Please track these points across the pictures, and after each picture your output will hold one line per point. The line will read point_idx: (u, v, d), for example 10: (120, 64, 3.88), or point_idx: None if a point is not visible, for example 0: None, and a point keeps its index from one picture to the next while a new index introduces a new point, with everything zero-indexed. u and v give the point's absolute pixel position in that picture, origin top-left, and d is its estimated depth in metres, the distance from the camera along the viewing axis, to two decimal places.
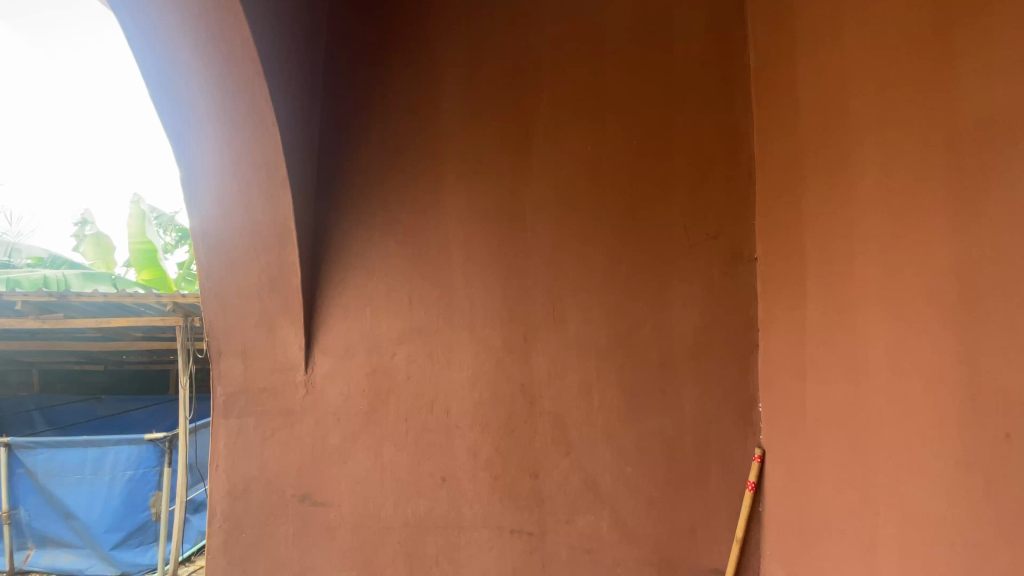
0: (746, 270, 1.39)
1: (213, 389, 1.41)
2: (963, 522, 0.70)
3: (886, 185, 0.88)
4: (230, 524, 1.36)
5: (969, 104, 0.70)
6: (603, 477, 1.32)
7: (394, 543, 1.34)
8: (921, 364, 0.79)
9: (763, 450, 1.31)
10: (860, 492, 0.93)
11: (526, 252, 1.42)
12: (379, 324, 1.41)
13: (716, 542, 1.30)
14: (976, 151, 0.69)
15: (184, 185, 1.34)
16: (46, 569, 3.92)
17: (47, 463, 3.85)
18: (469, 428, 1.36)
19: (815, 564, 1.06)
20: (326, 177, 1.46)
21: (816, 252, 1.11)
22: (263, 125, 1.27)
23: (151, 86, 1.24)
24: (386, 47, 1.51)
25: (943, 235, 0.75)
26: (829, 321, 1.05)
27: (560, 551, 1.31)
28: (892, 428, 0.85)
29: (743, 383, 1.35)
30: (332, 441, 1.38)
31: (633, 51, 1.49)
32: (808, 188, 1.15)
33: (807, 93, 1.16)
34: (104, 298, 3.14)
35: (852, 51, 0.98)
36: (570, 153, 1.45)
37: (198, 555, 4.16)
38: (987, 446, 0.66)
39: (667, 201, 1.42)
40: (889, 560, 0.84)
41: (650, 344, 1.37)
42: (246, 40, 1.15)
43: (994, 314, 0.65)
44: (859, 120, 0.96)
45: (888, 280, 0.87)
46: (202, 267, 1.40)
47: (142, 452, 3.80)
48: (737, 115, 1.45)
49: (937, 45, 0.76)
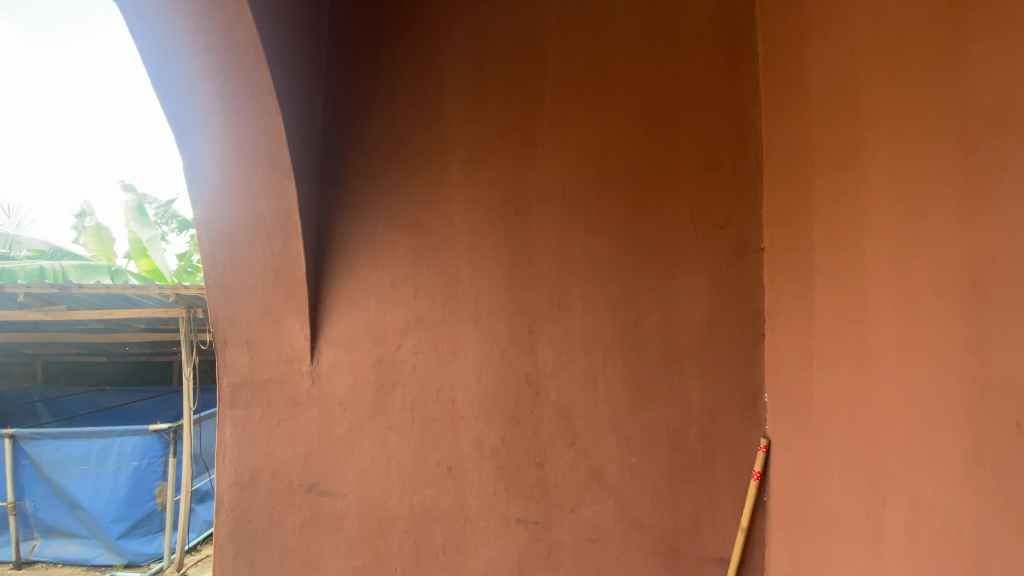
0: (753, 261, 1.38)
1: (219, 379, 1.41)
2: (971, 512, 0.70)
3: (897, 175, 0.87)
4: (238, 513, 1.38)
5: (983, 90, 0.69)
6: (609, 467, 1.33)
7: (401, 532, 1.35)
8: (930, 353, 0.78)
9: (768, 440, 1.31)
10: (867, 482, 0.93)
11: (531, 243, 1.42)
12: (385, 315, 1.41)
13: (721, 531, 1.31)
14: (988, 139, 0.68)
15: (187, 176, 1.34)
16: (53, 559, 3.98)
17: (51, 455, 3.88)
18: (475, 418, 1.36)
19: (821, 553, 1.06)
20: (330, 168, 1.45)
21: (824, 242, 1.10)
22: (266, 113, 1.25)
23: (153, 74, 1.23)
24: (389, 35, 1.49)
25: (955, 225, 0.74)
26: (837, 312, 1.05)
27: (566, 541, 1.32)
28: (900, 417, 0.85)
29: (749, 374, 1.35)
30: (338, 431, 1.38)
31: (639, 38, 1.47)
32: (817, 178, 1.14)
33: (816, 81, 1.15)
34: (108, 289, 3.13)
35: (863, 37, 0.97)
36: (576, 142, 1.44)
37: (203, 545, 4.20)
38: (996, 436, 0.66)
39: (673, 192, 1.41)
40: (896, 550, 0.85)
41: (656, 334, 1.37)
42: (249, 27, 1.13)
43: (1006, 304, 0.65)
44: (870, 107, 0.95)
45: (898, 269, 0.87)
46: (206, 258, 1.39)
47: (146, 443, 3.82)
48: (744, 103, 1.44)
49: (952, 30, 0.75)
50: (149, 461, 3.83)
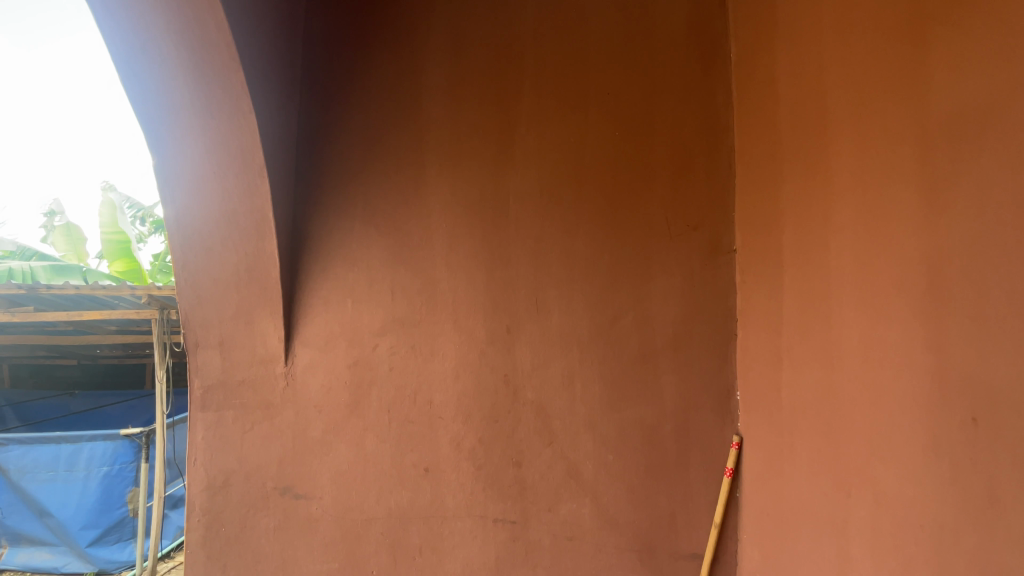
0: (725, 262, 1.41)
1: (189, 382, 1.38)
2: (931, 504, 0.72)
3: (861, 179, 0.90)
4: (210, 517, 1.35)
5: (940, 99, 0.71)
6: (585, 465, 1.34)
7: (378, 534, 1.33)
8: (890, 352, 0.81)
9: (740, 437, 1.33)
10: (833, 477, 0.95)
11: (508, 242, 1.42)
12: (361, 315, 1.40)
13: (695, 528, 1.32)
14: (947, 145, 0.70)
15: (158, 175, 1.31)
16: (20, 567, 3.84)
17: (18, 461, 3.74)
18: (453, 419, 1.36)
19: (791, 547, 1.09)
20: (305, 167, 1.43)
21: (793, 243, 1.13)
22: (239, 112, 1.24)
23: (119, 67, 1.19)
24: (366, 34, 1.47)
25: (914, 229, 0.77)
26: (806, 311, 1.07)
27: (542, 539, 1.32)
28: (864, 414, 0.87)
29: (722, 373, 1.37)
30: (313, 433, 1.36)
31: (615, 41, 1.49)
32: (787, 181, 1.16)
33: (786, 86, 1.17)
34: (76, 290, 3.01)
35: (829, 44, 0.99)
36: (554, 142, 1.45)
37: (177, 551, 4.10)
38: (954, 431, 0.69)
39: (649, 192, 1.43)
40: (860, 542, 0.87)
41: (632, 334, 1.38)
42: (221, 23, 1.11)
43: (962, 304, 0.67)
44: (835, 111, 0.98)
45: (862, 268, 0.89)
46: (177, 259, 1.36)
47: (117, 448, 3.72)
48: (717, 107, 1.46)
49: (913, 40, 0.77)
50: (121, 466, 3.74)
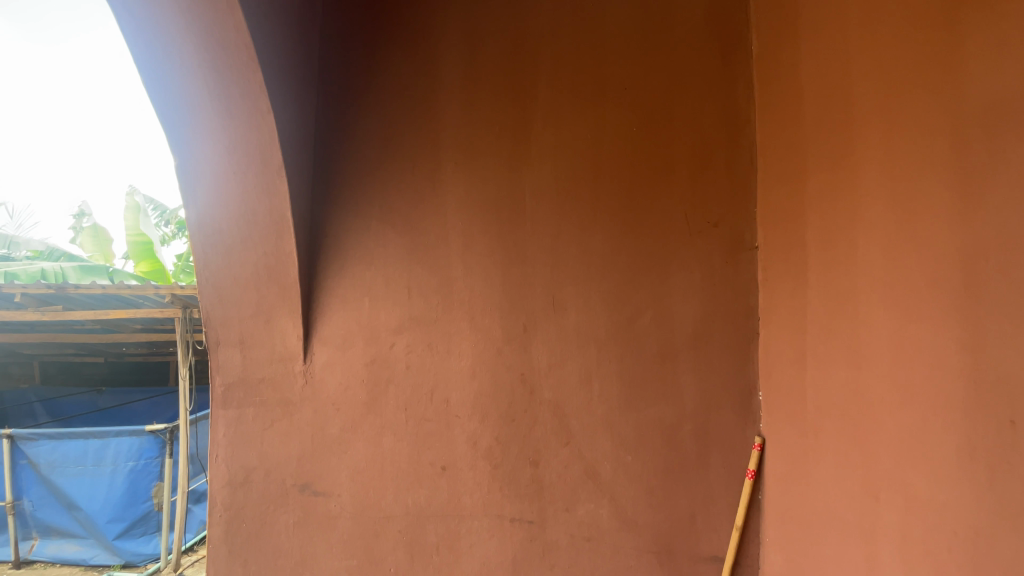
0: (747, 259, 1.38)
1: (212, 379, 1.41)
2: (966, 509, 0.69)
3: (891, 173, 0.86)
4: (232, 513, 1.37)
5: (976, 87, 0.68)
6: (603, 465, 1.32)
7: (396, 531, 1.34)
8: (923, 351, 0.78)
9: (763, 438, 1.30)
10: (861, 480, 0.92)
11: (524, 239, 1.41)
12: (378, 313, 1.41)
13: (716, 530, 1.30)
14: (983, 135, 0.67)
15: (180, 176, 1.33)
16: (52, 558, 3.99)
17: (49, 455, 3.88)
18: (469, 417, 1.36)
19: (816, 551, 1.06)
20: (323, 167, 1.45)
21: (818, 240, 1.10)
22: (257, 112, 1.25)
23: (142, 71, 1.22)
24: (382, 34, 1.48)
25: (948, 223, 0.73)
26: (832, 310, 1.04)
27: (560, 540, 1.31)
28: (895, 416, 0.84)
29: (743, 372, 1.35)
30: (331, 431, 1.38)
31: (632, 35, 1.47)
32: (812, 175, 1.13)
33: (810, 78, 1.14)
34: (104, 290, 3.08)
35: (857, 33, 0.96)
36: (570, 138, 1.44)
37: (200, 545, 4.19)
38: (991, 434, 0.66)
39: (667, 188, 1.41)
40: (889, 548, 0.84)
41: (650, 332, 1.36)
42: (240, 25, 1.13)
43: (999, 302, 0.64)
44: (863, 103, 0.94)
45: (891, 265, 0.86)
46: (199, 258, 1.39)
47: (143, 444, 3.82)
48: (738, 100, 1.43)
49: (947, 26, 0.73)
50: (146, 461, 3.83)
